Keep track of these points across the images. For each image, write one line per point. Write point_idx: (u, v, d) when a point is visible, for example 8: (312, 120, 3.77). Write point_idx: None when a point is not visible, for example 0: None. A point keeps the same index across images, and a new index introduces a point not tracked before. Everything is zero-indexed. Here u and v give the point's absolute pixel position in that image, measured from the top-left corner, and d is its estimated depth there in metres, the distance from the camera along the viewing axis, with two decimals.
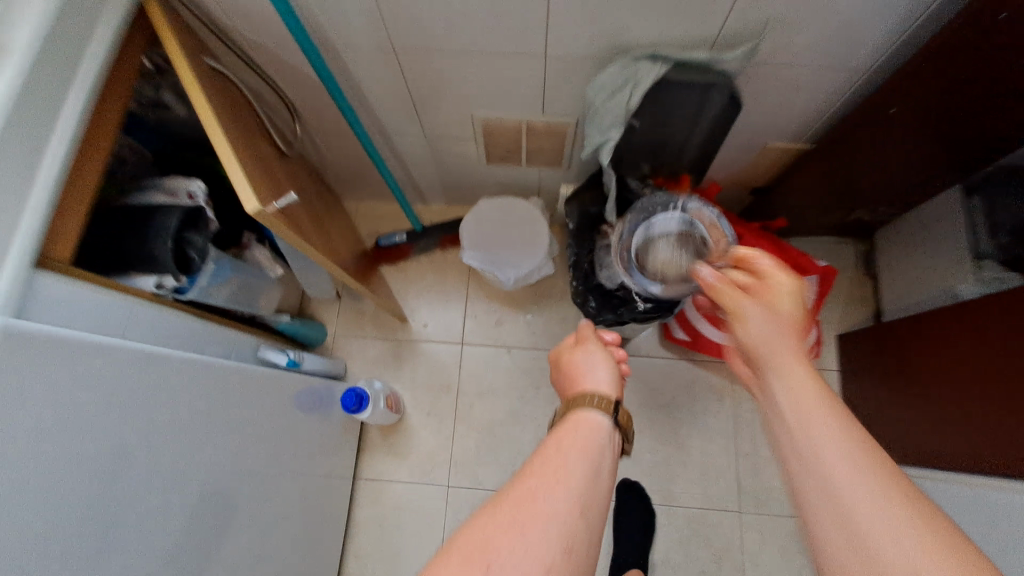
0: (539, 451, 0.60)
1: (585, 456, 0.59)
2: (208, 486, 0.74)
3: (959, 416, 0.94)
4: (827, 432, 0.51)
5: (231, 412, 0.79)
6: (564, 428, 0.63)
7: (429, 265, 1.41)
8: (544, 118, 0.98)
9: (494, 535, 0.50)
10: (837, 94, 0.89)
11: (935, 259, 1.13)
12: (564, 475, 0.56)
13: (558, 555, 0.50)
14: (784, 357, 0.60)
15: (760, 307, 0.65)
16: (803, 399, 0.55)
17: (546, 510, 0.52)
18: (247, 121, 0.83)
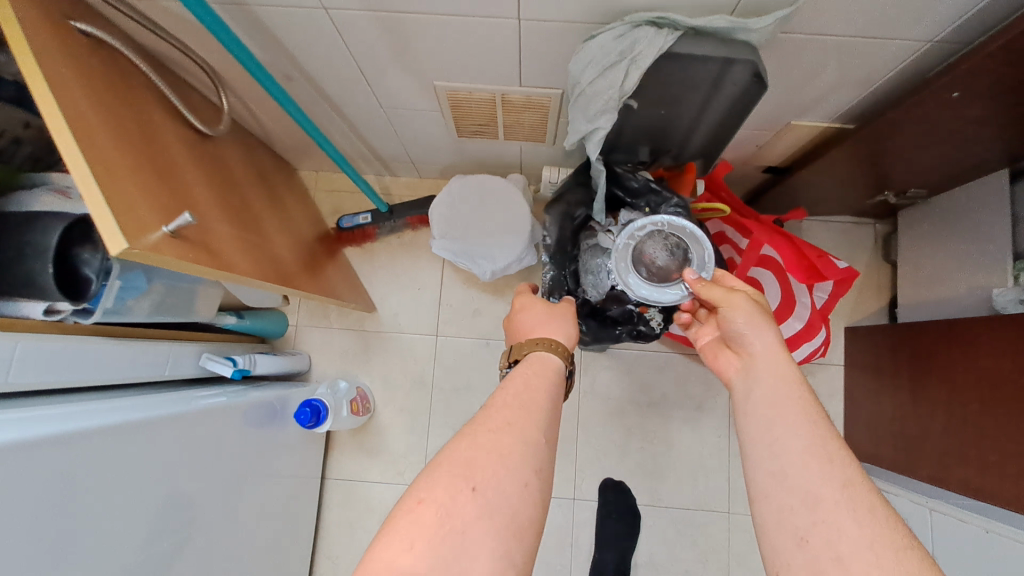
0: (502, 386, 0.55)
1: (547, 387, 0.56)
2: (165, 495, 0.76)
3: (980, 436, 0.85)
4: (831, 501, 0.47)
5: (153, 432, 0.74)
6: (530, 367, 0.58)
7: (399, 246, 1.26)
8: (521, 89, 0.82)
9: (476, 459, 0.47)
10: (883, 67, 0.72)
11: (968, 251, 0.99)
12: (535, 403, 0.53)
13: (535, 474, 0.49)
14: (783, 402, 0.53)
15: (768, 331, 0.58)
16: (799, 461, 0.50)
17: (519, 431, 0.50)
18: (141, 107, 0.66)
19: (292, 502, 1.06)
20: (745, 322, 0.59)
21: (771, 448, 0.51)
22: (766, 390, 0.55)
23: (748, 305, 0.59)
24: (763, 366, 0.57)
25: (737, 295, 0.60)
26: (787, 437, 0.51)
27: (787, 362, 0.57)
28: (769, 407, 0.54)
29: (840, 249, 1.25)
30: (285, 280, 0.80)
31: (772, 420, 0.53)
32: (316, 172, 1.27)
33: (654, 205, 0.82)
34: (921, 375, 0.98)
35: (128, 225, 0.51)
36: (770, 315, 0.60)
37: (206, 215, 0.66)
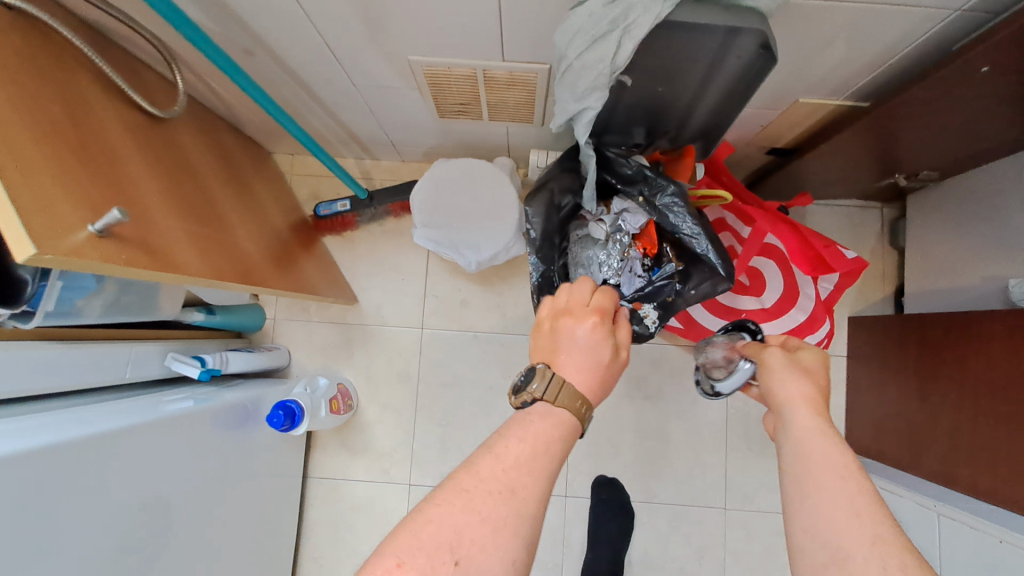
0: (508, 430, 0.47)
1: (561, 453, 0.47)
2: (137, 510, 0.71)
3: (990, 437, 0.81)
4: (861, 559, 0.42)
5: (132, 442, 0.70)
6: (539, 418, 0.48)
7: (381, 234, 1.19)
8: (504, 64, 0.74)
9: (462, 527, 0.41)
10: (905, 37, 0.65)
11: (983, 238, 0.93)
12: (541, 468, 0.45)
13: (525, 546, 0.43)
14: (815, 458, 0.48)
15: (800, 384, 0.53)
16: (825, 512, 0.45)
17: (517, 502, 0.43)
18: (71, 88, 0.59)
19: (271, 505, 1.02)
20: (779, 377, 0.54)
21: (800, 502, 0.47)
22: (798, 445, 0.49)
23: (780, 359, 0.55)
24: (792, 417, 0.51)
25: (769, 350, 0.57)
26: (816, 491, 0.46)
27: (821, 416, 0.51)
28: (801, 463, 0.48)
29: (845, 235, 1.19)
30: (247, 278, 0.74)
31: (802, 479, 0.48)
32: (291, 156, 1.19)
33: (648, 194, 0.75)
34: (929, 371, 0.93)
35: (40, 227, 0.46)
36: (813, 373, 0.54)
37: (149, 214, 0.61)
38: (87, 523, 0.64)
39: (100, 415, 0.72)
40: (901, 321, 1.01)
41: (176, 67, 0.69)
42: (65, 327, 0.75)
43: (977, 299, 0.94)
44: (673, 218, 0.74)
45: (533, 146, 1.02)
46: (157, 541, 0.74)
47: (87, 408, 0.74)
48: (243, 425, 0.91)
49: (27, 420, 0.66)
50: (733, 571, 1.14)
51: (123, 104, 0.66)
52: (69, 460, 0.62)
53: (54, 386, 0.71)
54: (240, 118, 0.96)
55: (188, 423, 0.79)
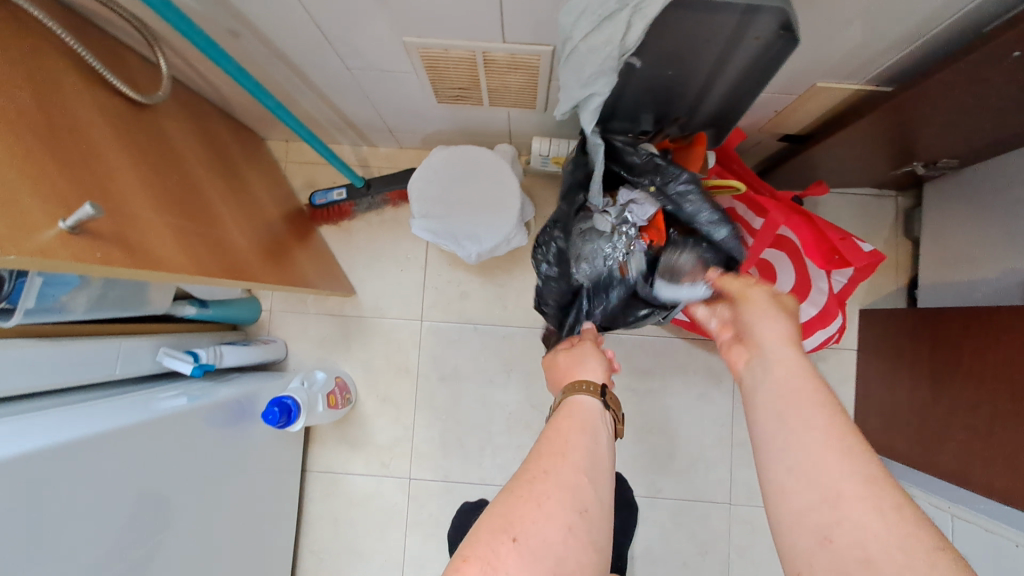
0: (541, 435, 0.51)
1: (595, 432, 0.51)
2: (135, 510, 0.69)
3: (1006, 437, 0.78)
4: (853, 494, 0.40)
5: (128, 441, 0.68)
6: (561, 414, 0.54)
7: (378, 224, 1.16)
8: (505, 46, 0.70)
9: (514, 509, 0.42)
10: (936, 16, 0.60)
11: (1004, 229, 0.90)
12: (570, 444, 0.48)
13: (579, 515, 0.42)
14: (795, 388, 0.49)
15: (781, 322, 0.56)
16: (812, 447, 0.44)
17: (557, 477, 0.44)
18: (42, 76, 0.55)
19: (270, 499, 1.01)
20: (761, 311, 0.58)
21: (783, 439, 0.46)
22: (776, 372, 0.51)
23: (765, 298, 0.59)
24: (771, 349, 0.53)
25: (755, 289, 0.62)
26: (799, 427, 0.46)
27: (798, 351, 0.53)
28: (781, 397, 0.48)
29: (858, 225, 1.15)
30: (235, 274, 0.72)
31: (783, 411, 0.47)
32: (285, 142, 1.15)
33: (660, 182, 0.71)
34: (943, 367, 0.90)
35: (4, 227, 0.44)
36: (790, 312, 0.57)
37: (125, 213, 0.58)
38: (84, 527, 0.62)
39: (92, 412, 0.71)
40: (914, 314, 0.97)
41: (159, 49, 0.66)
42: (51, 324, 0.72)
43: (995, 293, 0.91)
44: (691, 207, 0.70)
45: (536, 133, 0.98)
46: (155, 539, 0.73)
47: (79, 406, 0.72)
48: (237, 421, 0.89)
49: (17, 421, 0.64)
50: (736, 566, 1.13)
51: (101, 91, 0.63)
52: (64, 460, 0.60)
53: (43, 383, 0.69)
54: (230, 104, 0.92)
55: (185, 421, 0.77)
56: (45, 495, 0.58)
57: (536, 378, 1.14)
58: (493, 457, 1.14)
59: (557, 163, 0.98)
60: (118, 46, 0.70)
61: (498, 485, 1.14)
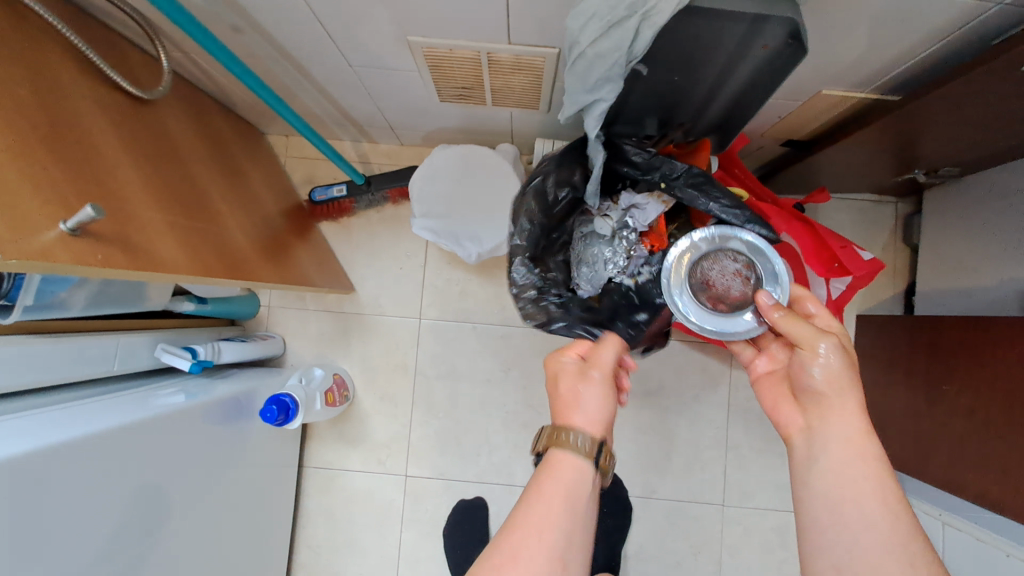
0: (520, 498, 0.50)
1: (580, 506, 0.50)
2: (134, 508, 0.69)
3: (1000, 446, 0.79)
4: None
5: (128, 438, 0.68)
6: (544, 472, 0.51)
7: (378, 221, 1.16)
8: (510, 46, 0.69)
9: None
10: (945, 27, 0.60)
11: (1003, 238, 0.90)
12: (547, 525, 0.47)
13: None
14: (862, 476, 0.49)
15: (853, 392, 0.52)
16: (874, 556, 0.46)
17: (526, 567, 0.45)
18: (40, 72, 0.54)
19: (268, 495, 1.01)
20: (826, 373, 0.52)
21: (840, 532, 0.48)
22: (843, 459, 0.50)
23: (837, 355, 0.52)
24: (841, 427, 0.51)
25: (826, 338, 0.52)
26: (862, 526, 0.47)
27: (867, 430, 0.51)
28: (843, 483, 0.49)
29: (857, 230, 1.16)
30: (235, 272, 0.72)
31: (840, 501, 0.49)
32: (285, 137, 1.14)
33: (668, 175, 0.69)
34: (937, 376, 0.91)
35: (3, 230, 0.44)
36: (855, 367, 0.53)
37: (126, 212, 0.58)
38: (82, 525, 0.63)
39: (90, 409, 0.70)
40: (911, 322, 0.98)
41: (160, 42, 0.65)
42: (47, 320, 0.72)
43: (992, 302, 0.91)
44: (701, 195, 0.67)
45: (538, 133, 0.98)
46: (153, 535, 0.73)
47: (75, 404, 0.72)
48: (234, 418, 0.89)
49: (15, 419, 0.64)
50: (729, 566, 1.14)
51: (100, 85, 0.62)
52: (62, 458, 0.60)
53: (39, 380, 0.68)
54: (230, 98, 0.91)
55: (183, 418, 0.77)
56: (43, 493, 0.58)
57: (533, 377, 1.15)
58: (490, 456, 1.15)
59: None
60: (118, 39, 0.69)
61: (494, 483, 1.14)
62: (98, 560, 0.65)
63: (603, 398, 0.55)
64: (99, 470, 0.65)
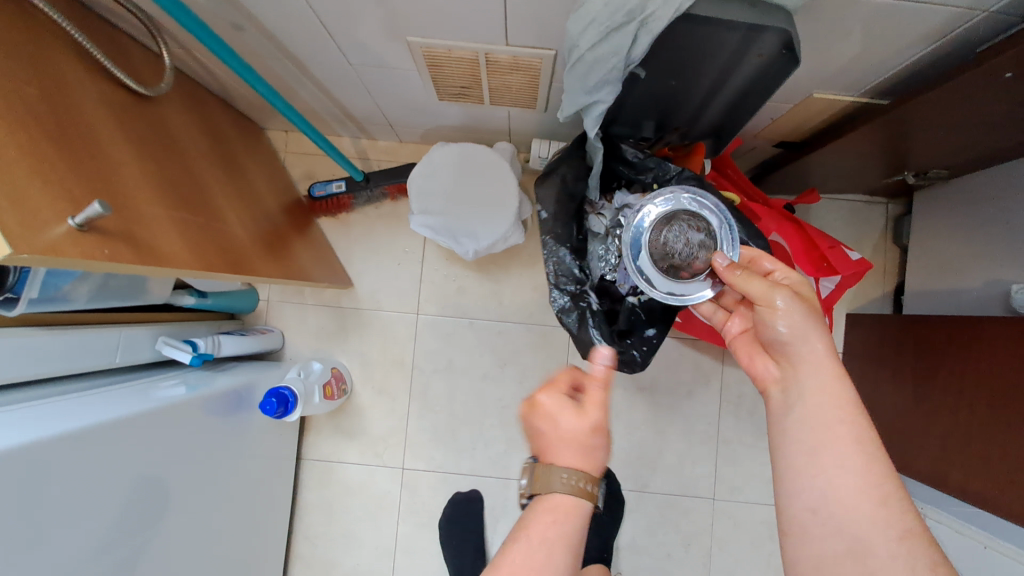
0: (515, 532, 0.52)
1: (570, 546, 0.50)
2: (137, 497, 0.71)
3: (981, 442, 0.82)
4: (886, 554, 0.45)
5: (131, 430, 0.70)
6: (541, 514, 0.52)
7: (377, 217, 1.17)
8: (508, 47, 0.71)
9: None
10: (930, 35, 0.62)
11: (988, 240, 0.92)
12: (543, 570, 0.48)
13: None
14: (833, 422, 0.50)
15: (819, 335, 0.53)
16: (847, 497, 0.47)
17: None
18: (46, 70, 0.55)
19: (266, 486, 1.02)
20: (789, 325, 0.54)
21: (815, 475, 0.49)
22: (816, 400, 0.52)
23: (792, 304, 0.54)
24: (810, 374, 0.53)
25: (779, 292, 0.54)
26: (836, 469, 0.49)
27: (837, 371, 0.53)
28: (815, 428, 0.51)
29: (848, 230, 1.18)
30: (236, 267, 0.73)
31: (818, 457, 0.50)
32: (284, 133, 1.15)
33: (660, 178, 0.73)
34: (923, 373, 0.93)
35: (14, 225, 0.45)
36: (818, 312, 0.54)
37: (131, 208, 0.59)
38: (82, 513, 0.64)
39: (92, 401, 0.72)
40: (899, 321, 1.00)
41: (161, 39, 0.65)
42: (53, 312, 0.73)
43: (977, 302, 0.93)
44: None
45: (536, 133, 0.99)
46: (152, 524, 0.74)
47: (78, 395, 0.73)
48: (235, 411, 0.90)
49: (19, 409, 0.65)
50: (719, 559, 1.16)
51: (103, 82, 0.63)
52: (64, 448, 0.61)
53: (43, 372, 0.70)
54: (231, 94, 0.92)
55: (184, 410, 0.79)
56: (46, 481, 0.59)
57: (529, 372, 1.16)
58: (485, 450, 1.17)
59: None
60: (119, 36, 0.69)
61: (490, 476, 1.16)
62: (100, 546, 0.67)
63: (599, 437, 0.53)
64: (100, 461, 0.66)
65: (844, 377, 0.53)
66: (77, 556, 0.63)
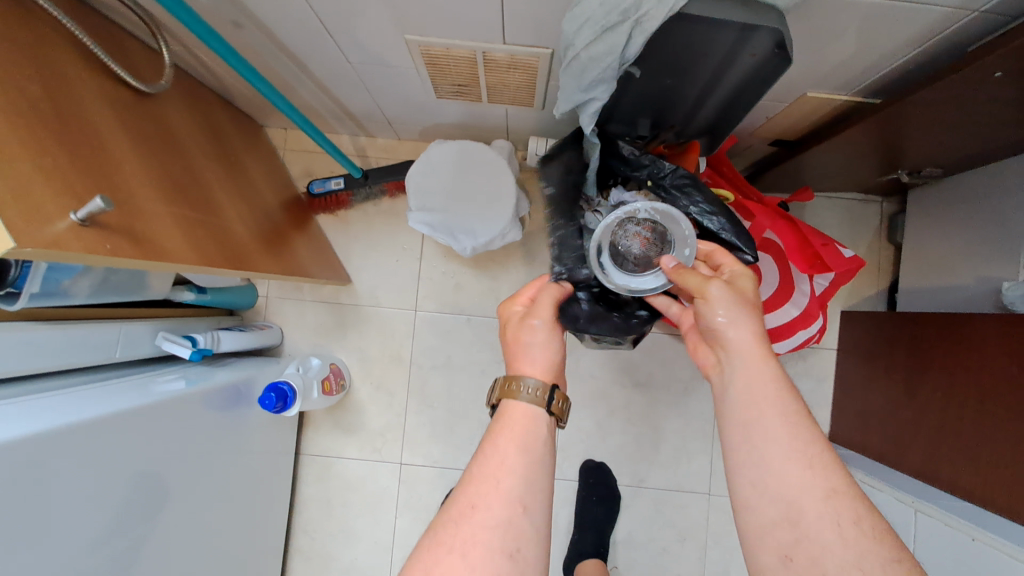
0: (477, 452, 0.53)
1: (535, 449, 0.53)
2: (137, 489, 0.72)
3: (969, 437, 0.83)
4: (815, 512, 0.47)
5: (132, 423, 0.71)
6: (499, 426, 0.54)
7: (375, 214, 1.17)
8: (505, 46, 0.71)
9: (435, 563, 0.46)
10: (921, 35, 0.63)
11: (980, 238, 0.93)
12: (502, 474, 0.51)
13: (506, 558, 0.47)
14: (763, 399, 0.52)
15: (751, 323, 0.54)
16: (778, 466, 0.49)
17: (484, 517, 0.48)
18: (48, 68, 0.56)
19: (265, 480, 1.03)
20: (723, 315, 0.54)
21: (749, 452, 0.51)
22: (748, 384, 0.53)
23: (725, 294, 0.55)
24: (741, 362, 0.54)
25: (712, 283, 0.55)
26: (765, 442, 0.50)
27: (768, 356, 0.54)
28: (748, 410, 0.52)
29: (844, 228, 1.18)
30: (235, 262, 0.74)
31: (748, 430, 0.51)
32: (284, 130, 1.15)
33: (655, 175, 0.72)
34: (915, 369, 0.94)
35: (17, 219, 0.46)
36: (750, 302, 0.55)
37: (132, 204, 0.60)
38: (82, 504, 0.65)
39: (93, 394, 0.73)
40: (892, 318, 1.01)
41: (162, 37, 0.66)
42: (55, 307, 0.74)
43: (970, 299, 0.94)
44: (683, 198, 0.70)
45: (534, 131, 1.00)
46: (151, 517, 0.75)
47: (80, 389, 0.74)
48: (234, 405, 0.91)
49: (22, 402, 0.66)
50: (714, 554, 1.17)
51: (104, 79, 0.64)
52: (65, 440, 0.62)
53: (45, 366, 0.70)
54: (230, 92, 0.93)
55: (184, 404, 0.80)
56: (46, 472, 0.60)
57: None
58: None
59: None
60: (121, 33, 0.70)
61: None
62: (99, 537, 0.68)
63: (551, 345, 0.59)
64: (100, 453, 0.67)
65: (777, 362, 0.54)
66: (78, 548, 0.64)
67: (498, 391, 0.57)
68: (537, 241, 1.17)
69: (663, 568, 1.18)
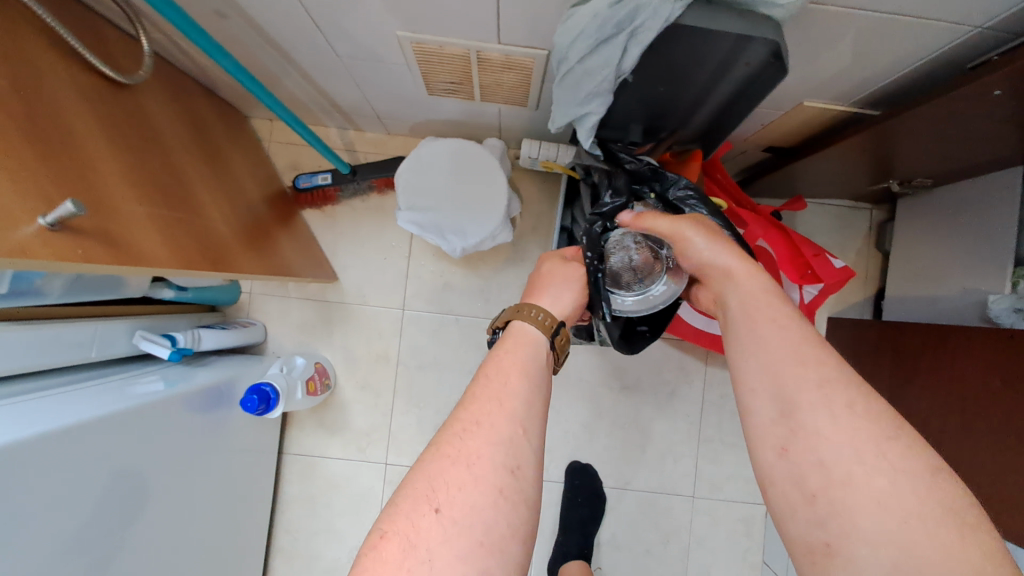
0: (482, 369, 0.51)
1: (539, 368, 0.52)
2: (119, 496, 0.70)
3: (951, 447, 0.84)
4: (807, 403, 0.43)
5: (111, 426, 0.69)
6: (505, 344, 0.54)
7: (363, 211, 1.15)
8: (500, 46, 0.70)
9: (438, 474, 0.43)
10: (919, 49, 0.62)
11: (966, 248, 0.94)
12: (506, 393, 0.48)
13: (508, 475, 0.44)
14: (752, 310, 0.50)
15: (724, 243, 0.56)
16: (777, 364, 0.46)
17: (487, 433, 0.45)
18: (16, 56, 0.53)
19: (248, 480, 1.01)
20: (707, 246, 0.56)
21: (750, 366, 0.48)
22: (741, 299, 0.51)
23: (698, 230, 0.57)
24: (729, 285, 0.53)
25: (683, 223, 0.58)
26: (758, 350, 0.48)
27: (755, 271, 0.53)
28: (746, 323, 0.50)
29: (832, 235, 1.19)
30: (217, 263, 0.72)
31: (749, 345, 0.49)
32: (269, 121, 1.12)
33: (659, 189, 0.71)
34: (899, 379, 0.95)
35: None
36: (728, 235, 0.58)
37: (107, 205, 0.58)
38: (58, 511, 0.62)
39: (69, 397, 0.71)
40: (878, 327, 1.02)
41: (139, 25, 0.63)
42: (27, 307, 0.71)
43: (954, 310, 0.95)
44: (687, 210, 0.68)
45: (527, 131, 0.98)
46: (130, 521, 0.73)
47: (56, 391, 0.71)
48: (215, 407, 0.89)
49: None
50: (697, 555, 1.18)
51: (79, 71, 0.61)
52: (41, 446, 0.60)
53: (19, 368, 0.67)
54: (213, 81, 0.89)
55: (166, 406, 0.78)
56: (21, 479, 0.57)
57: None
58: None
59: (544, 164, 1.01)
60: (97, 20, 0.66)
61: None
62: (82, 544, 0.66)
63: (572, 289, 0.61)
64: (73, 459, 0.64)
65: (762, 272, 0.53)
66: (57, 557, 0.62)
67: (508, 313, 0.58)
68: (528, 241, 1.15)
69: (648, 568, 1.18)
